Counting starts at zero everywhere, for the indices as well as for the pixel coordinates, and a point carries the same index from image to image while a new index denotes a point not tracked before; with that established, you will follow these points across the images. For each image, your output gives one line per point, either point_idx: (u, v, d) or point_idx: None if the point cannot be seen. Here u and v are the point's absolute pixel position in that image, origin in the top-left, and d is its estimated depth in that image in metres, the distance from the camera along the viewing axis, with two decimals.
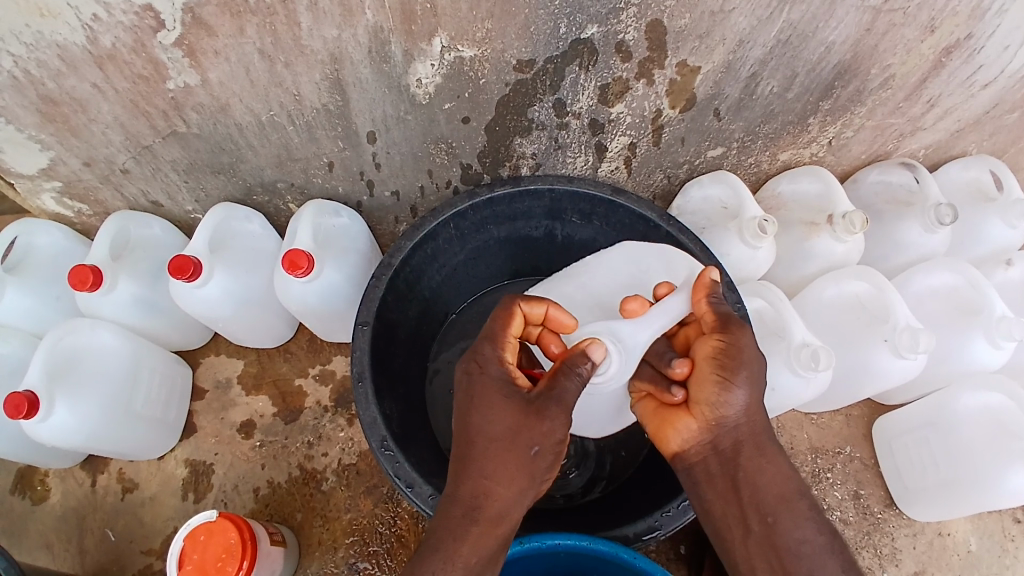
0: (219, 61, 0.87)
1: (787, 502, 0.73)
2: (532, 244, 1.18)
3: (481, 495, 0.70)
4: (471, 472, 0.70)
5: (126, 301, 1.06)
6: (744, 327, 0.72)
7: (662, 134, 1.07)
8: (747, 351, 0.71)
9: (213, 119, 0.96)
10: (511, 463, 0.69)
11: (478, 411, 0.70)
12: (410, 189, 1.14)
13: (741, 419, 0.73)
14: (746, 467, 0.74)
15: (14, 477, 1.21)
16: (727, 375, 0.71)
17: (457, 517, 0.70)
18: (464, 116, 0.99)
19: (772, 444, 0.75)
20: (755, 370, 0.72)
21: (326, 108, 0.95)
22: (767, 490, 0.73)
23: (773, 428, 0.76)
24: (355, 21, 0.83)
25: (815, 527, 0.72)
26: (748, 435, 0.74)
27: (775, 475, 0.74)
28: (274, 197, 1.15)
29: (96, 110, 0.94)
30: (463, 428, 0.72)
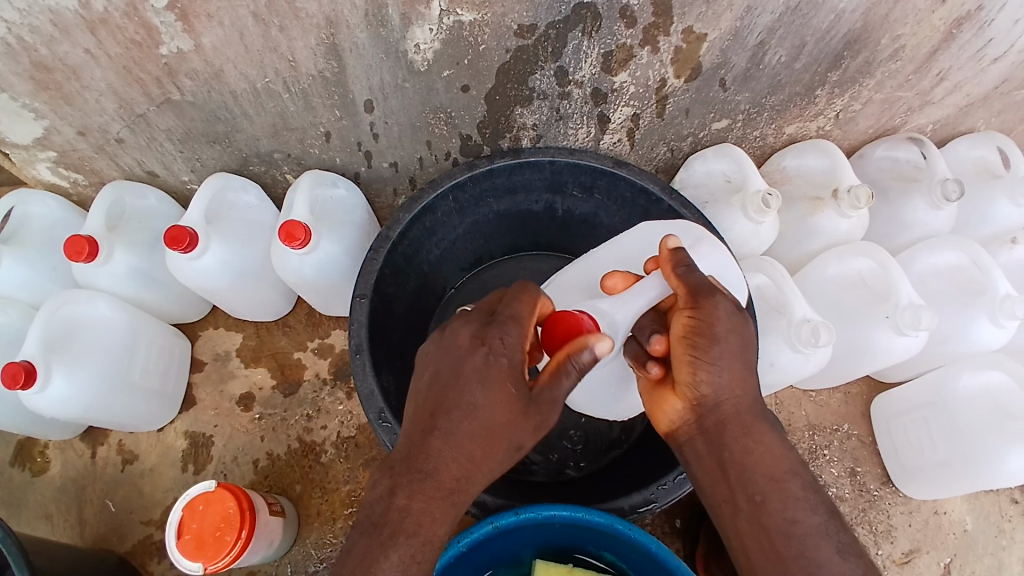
0: (212, 25, 0.84)
1: (777, 482, 0.70)
2: (533, 218, 1.17)
3: (461, 478, 0.66)
4: (448, 446, 0.65)
5: (122, 273, 1.05)
6: (719, 302, 0.68)
7: (666, 105, 1.05)
8: (718, 326, 0.67)
9: (208, 86, 0.94)
10: (489, 453, 0.67)
11: (476, 381, 0.65)
12: (408, 160, 1.12)
13: (722, 396, 0.70)
14: (732, 446, 0.71)
15: (13, 449, 1.22)
16: (698, 354, 0.68)
17: (434, 497, 0.65)
18: (464, 84, 0.97)
19: (760, 420, 0.72)
20: (726, 347, 0.68)
21: (322, 75, 0.93)
22: (756, 470, 0.70)
23: (762, 405, 0.72)
24: None
25: (809, 507, 0.69)
26: (731, 412, 0.70)
27: (764, 453, 0.71)
28: (270, 167, 1.13)
29: (89, 77, 0.92)
30: (454, 401, 0.65)
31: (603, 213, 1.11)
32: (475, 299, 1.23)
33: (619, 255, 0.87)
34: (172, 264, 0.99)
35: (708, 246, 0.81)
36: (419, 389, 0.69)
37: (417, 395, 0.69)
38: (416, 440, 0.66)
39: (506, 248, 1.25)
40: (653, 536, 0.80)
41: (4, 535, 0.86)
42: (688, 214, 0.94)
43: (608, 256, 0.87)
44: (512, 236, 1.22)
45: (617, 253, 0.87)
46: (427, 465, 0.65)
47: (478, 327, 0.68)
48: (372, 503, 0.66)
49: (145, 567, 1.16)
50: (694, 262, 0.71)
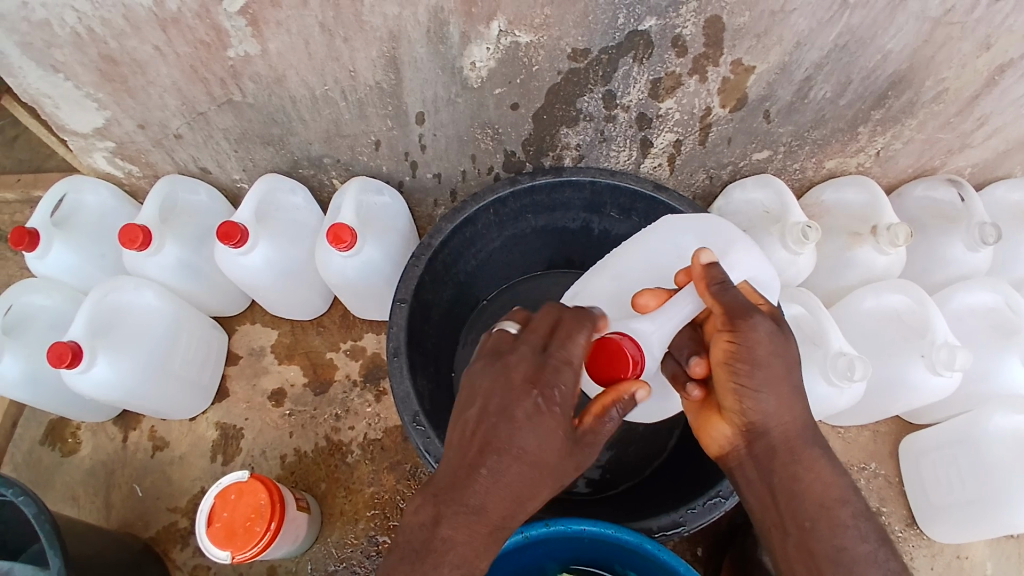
0: (280, 33, 0.87)
1: (827, 509, 0.70)
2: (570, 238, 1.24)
3: (507, 514, 0.64)
4: (498, 482, 0.63)
5: (170, 263, 1.08)
6: (758, 323, 0.68)
7: (709, 133, 1.07)
8: (757, 349, 0.68)
9: (269, 90, 0.97)
10: (536, 490, 0.65)
11: (528, 420, 0.64)
12: (452, 172, 1.17)
13: (770, 422, 0.70)
14: (781, 473, 0.71)
15: (45, 428, 1.27)
16: (741, 380, 0.69)
17: (480, 532, 0.63)
18: (514, 102, 1.01)
19: (813, 445, 0.72)
20: (766, 369, 0.68)
21: (379, 86, 0.96)
22: (806, 497, 0.71)
23: (813, 430, 0.73)
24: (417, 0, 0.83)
25: (859, 535, 0.69)
26: (782, 439, 0.71)
27: (815, 479, 0.71)
28: (319, 171, 1.17)
29: (155, 73, 0.95)
30: (507, 433, 0.64)
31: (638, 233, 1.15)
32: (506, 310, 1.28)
33: (645, 261, 0.89)
34: (218, 258, 1.02)
35: (737, 254, 0.84)
36: (463, 416, 0.67)
37: (462, 429, 0.66)
38: (463, 474, 0.64)
39: (540, 264, 1.30)
40: (682, 559, 0.80)
41: (41, 511, 0.87)
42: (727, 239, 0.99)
43: (634, 259, 0.89)
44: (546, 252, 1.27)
45: (643, 259, 0.89)
46: (478, 496, 0.63)
47: (533, 368, 0.66)
48: (412, 529, 0.65)
49: (167, 554, 1.17)
50: (728, 278, 0.71)
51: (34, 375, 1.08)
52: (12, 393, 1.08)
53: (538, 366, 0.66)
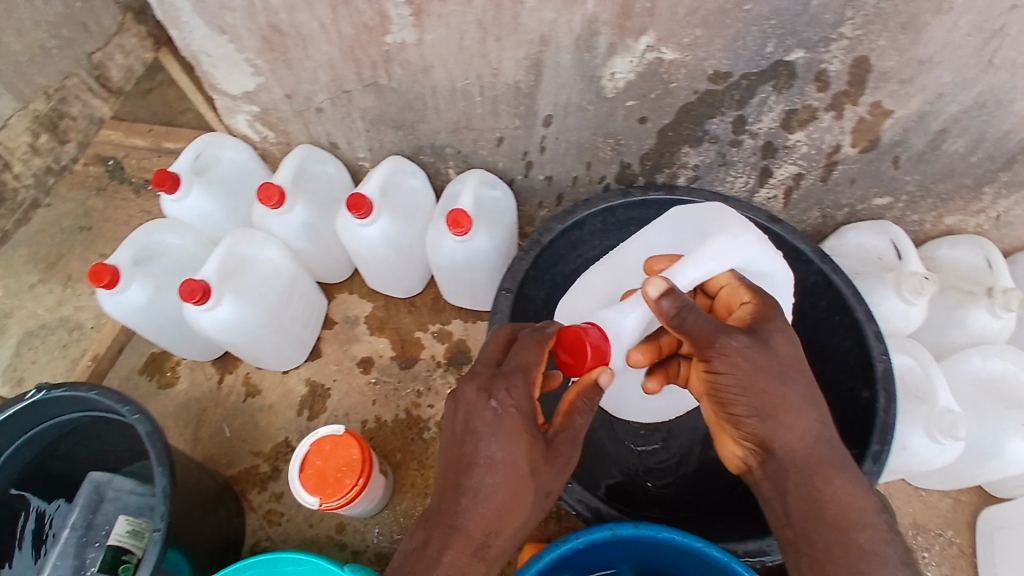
0: (439, 25, 0.92)
1: (846, 531, 0.71)
2: None
3: (490, 529, 0.70)
4: (477, 500, 0.70)
5: (296, 225, 1.16)
6: (727, 351, 0.69)
7: (832, 171, 1.08)
8: (734, 369, 0.70)
9: (414, 77, 1.03)
10: (520, 500, 0.71)
11: (491, 430, 0.70)
12: (563, 177, 1.21)
13: (782, 446, 0.72)
14: (795, 492, 0.73)
15: (147, 359, 1.36)
16: (734, 403, 0.72)
17: (465, 549, 0.70)
18: (642, 116, 1.03)
19: (828, 465, 0.73)
20: (755, 396, 0.71)
21: (517, 86, 1.01)
22: (825, 517, 0.72)
23: (831, 446, 0.73)
24: (575, 9, 0.86)
25: (884, 559, 0.70)
26: (800, 462, 0.73)
27: (837, 500, 0.72)
28: (438, 160, 1.24)
29: (315, 49, 1.01)
30: (475, 452, 0.70)
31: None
32: None
33: (638, 257, 0.93)
34: (342, 227, 1.13)
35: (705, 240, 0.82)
36: (443, 442, 0.75)
37: (445, 456, 0.74)
38: (449, 496, 0.71)
39: None
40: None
41: (152, 430, 0.89)
42: (837, 277, 1.04)
43: (626, 257, 0.93)
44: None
45: (637, 254, 0.93)
46: (460, 518, 0.70)
47: (485, 380, 0.73)
48: (407, 554, 0.71)
49: (245, 494, 1.23)
50: (688, 301, 0.71)
51: (156, 309, 1.13)
52: (132, 322, 1.13)
53: (491, 376, 0.73)
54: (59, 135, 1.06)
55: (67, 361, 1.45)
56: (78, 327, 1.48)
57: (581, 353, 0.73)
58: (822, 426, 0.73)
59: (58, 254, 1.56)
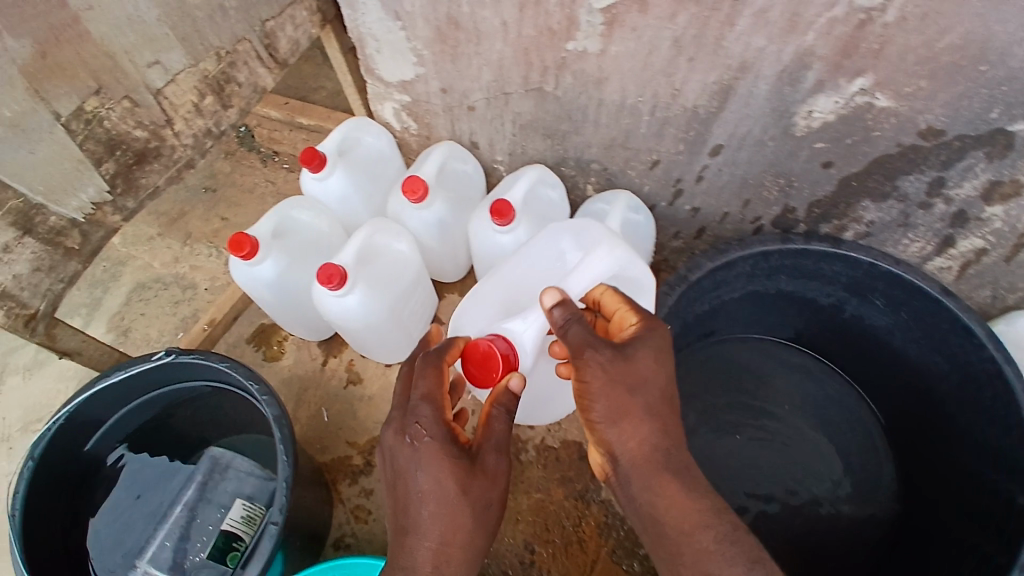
0: (630, 36, 0.87)
1: (688, 535, 0.71)
2: (812, 309, 1.22)
3: (439, 561, 0.72)
4: (420, 538, 0.73)
5: (430, 220, 1.14)
6: (590, 363, 0.73)
7: (1022, 252, 0.95)
8: (597, 382, 0.73)
9: (583, 89, 0.99)
10: (464, 528, 0.73)
11: (415, 466, 0.74)
12: (713, 211, 1.14)
13: (619, 448, 0.74)
14: (647, 498, 0.73)
15: (256, 329, 1.37)
16: (589, 412, 0.74)
17: None
18: (827, 159, 0.95)
19: (666, 462, 0.73)
20: (625, 405, 0.73)
21: (694, 110, 0.95)
22: (669, 519, 0.72)
23: (671, 450, 0.73)
24: (791, 39, 0.80)
25: (726, 559, 0.69)
26: (641, 464, 0.73)
27: (674, 496, 0.72)
28: (579, 174, 1.19)
29: (487, 46, 0.98)
30: (407, 491, 0.74)
31: (899, 332, 1.14)
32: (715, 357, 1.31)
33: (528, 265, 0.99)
34: (475, 230, 1.12)
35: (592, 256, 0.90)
36: (385, 482, 0.79)
37: (393, 501, 0.77)
38: (401, 540, 0.74)
39: (764, 327, 1.31)
40: None
41: (280, 414, 0.88)
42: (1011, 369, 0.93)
43: (517, 265, 0.99)
44: (782, 322, 1.29)
45: (526, 264, 0.99)
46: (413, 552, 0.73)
47: (401, 424, 0.77)
48: None
49: (335, 484, 1.22)
50: (572, 314, 0.76)
51: (284, 286, 1.12)
52: (258, 295, 1.13)
53: (405, 417, 0.77)
54: (223, 99, 1.05)
55: (175, 318, 1.48)
56: (191, 286, 1.51)
57: (490, 365, 0.83)
58: (660, 435, 0.73)
59: (181, 211, 1.60)
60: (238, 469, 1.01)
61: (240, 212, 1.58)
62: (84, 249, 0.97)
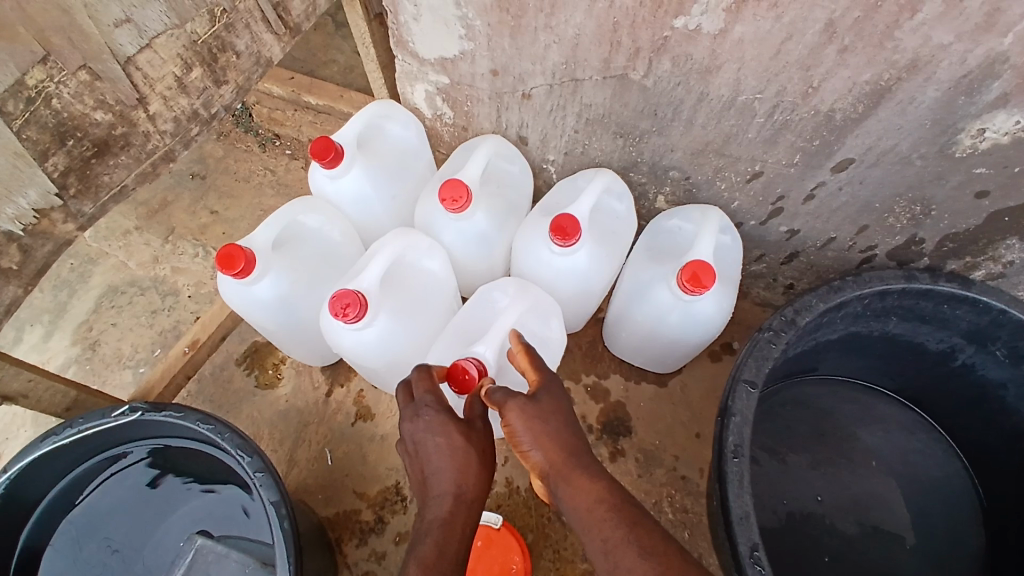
0: (765, 17, 0.66)
1: (592, 515, 0.57)
2: (914, 355, 1.03)
3: (460, 482, 0.62)
4: (438, 458, 0.62)
5: (470, 233, 0.92)
6: (507, 402, 0.63)
7: None
8: (511, 421, 0.63)
9: (682, 79, 0.78)
10: (474, 463, 0.63)
11: (420, 424, 0.64)
12: (814, 235, 0.94)
13: (535, 448, 0.62)
14: (562, 498, 0.60)
15: (249, 349, 1.15)
16: (512, 437, 0.63)
17: (456, 523, 0.59)
18: (982, 189, 0.77)
19: (577, 461, 0.61)
20: (552, 431, 0.62)
21: (829, 114, 0.74)
22: (576, 509, 0.58)
23: (578, 444, 0.62)
24: (984, 39, 0.61)
25: (616, 526, 0.55)
26: (549, 463, 0.61)
27: (582, 484, 0.59)
28: (651, 182, 0.98)
29: (564, 18, 0.77)
30: (410, 452, 0.66)
31: (1015, 388, 0.94)
32: (787, 406, 1.11)
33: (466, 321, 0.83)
34: (524, 248, 0.90)
35: (522, 290, 0.82)
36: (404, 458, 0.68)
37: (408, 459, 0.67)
38: (422, 487, 0.63)
39: (844, 370, 1.13)
40: None
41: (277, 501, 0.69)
42: None
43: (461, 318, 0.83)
44: (867, 364, 1.09)
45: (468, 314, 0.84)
46: (426, 511, 0.61)
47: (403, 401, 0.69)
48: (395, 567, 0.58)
49: (339, 544, 1.01)
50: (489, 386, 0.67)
51: (286, 308, 0.90)
52: (253, 317, 0.90)
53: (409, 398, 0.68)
54: (215, 72, 0.82)
55: (154, 331, 1.27)
56: (173, 293, 1.30)
57: (470, 377, 0.68)
58: (569, 428, 0.63)
59: (162, 201, 1.36)
60: (226, 567, 0.86)
61: (232, 205, 1.35)
62: (26, 268, 0.73)
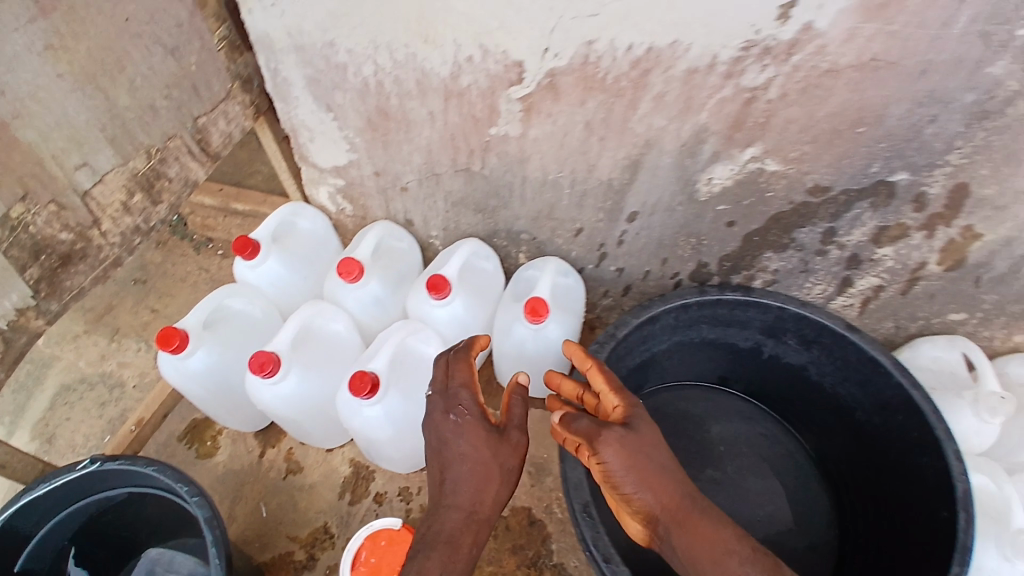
0: (546, 122, 0.96)
1: (715, 561, 0.71)
2: (737, 355, 1.29)
3: (477, 500, 0.78)
4: (462, 480, 0.78)
5: (367, 299, 1.15)
6: (609, 441, 0.75)
7: (913, 287, 1.08)
8: (619, 463, 0.75)
9: (508, 167, 1.07)
10: (494, 477, 0.79)
11: (455, 435, 0.80)
12: (635, 270, 1.22)
13: (642, 490, 0.75)
14: (676, 542, 0.73)
15: (187, 426, 1.32)
16: (613, 476, 0.76)
17: (472, 528, 0.76)
18: (730, 220, 1.04)
19: (686, 506, 0.74)
20: (653, 472, 0.76)
21: (609, 183, 1.03)
22: (698, 555, 0.71)
23: (681, 486, 0.76)
24: (688, 118, 0.88)
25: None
26: (663, 508, 0.74)
27: (700, 530, 0.72)
28: (511, 244, 1.26)
29: (416, 133, 1.06)
30: (438, 459, 0.80)
31: (813, 367, 1.20)
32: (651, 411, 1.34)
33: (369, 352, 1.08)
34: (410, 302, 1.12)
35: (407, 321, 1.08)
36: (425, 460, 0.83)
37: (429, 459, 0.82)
38: (441, 489, 0.79)
39: (691, 375, 1.38)
40: None
41: (213, 515, 0.85)
42: (918, 394, 1.00)
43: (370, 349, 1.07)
44: (710, 366, 1.34)
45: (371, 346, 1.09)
46: (441, 515, 0.77)
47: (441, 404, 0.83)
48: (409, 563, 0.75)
49: None
50: (577, 415, 0.80)
51: (218, 377, 1.10)
52: (189, 387, 1.09)
53: (445, 399, 0.83)
54: (152, 195, 1.06)
55: (103, 422, 1.42)
56: (119, 385, 1.45)
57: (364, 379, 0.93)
58: (670, 466, 0.77)
59: (108, 305, 1.55)
60: None
61: (171, 303, 1.54)
62: (7, 356, 0.92)
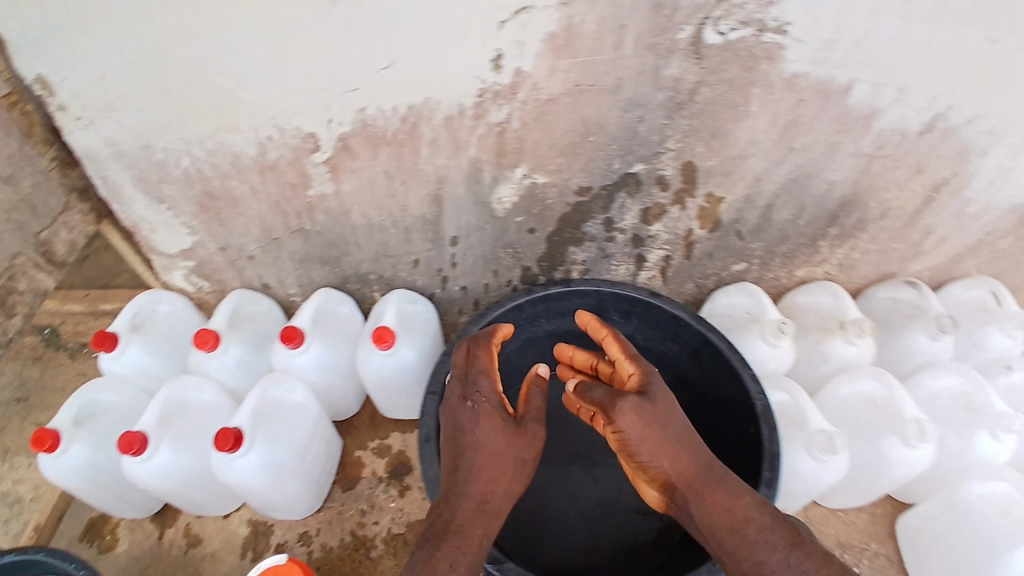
0: (353, 177, 1.12)
1: (739, 531, 0.81)
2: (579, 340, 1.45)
3: (488, 491, 0.88)
4: (477, 469, 0.88)
5: (232, 363, 1.25)
6: (625, 411, 0.82)
7: (691, 249, 1.29)
8: (633, 433, 0.83)
9: (336, 221, 1.21)
10: (506, 467, 0.89)
11: (474, 425, 0.89)
12: (476, 285, 1.38)
13: (659, 461, 0.85)
14: (696, 508, 0.84)
15: (84, 526, 1.34)
16: (630, 447, 0.85)
17: (483, 515, 0.87)
18: (530, 228, 1.23)
19: (710, 479, 0.85)
20: (672, 444, 0.84)
21: (424, 217, 1.20)
22: (717, 520, 0.82)
23: (706, 458, 0.86)
24: (461, 154, 1.09)
25: (771, 544, 0.80)
26: (687, 481, 0.85)
27: (725, 502, 0.83)
28: (364, 286, 1.38)
29: (245, 207, 1.18)
30: (455, 450, 0.90)
31: (641, 335, 1.36)
32: None
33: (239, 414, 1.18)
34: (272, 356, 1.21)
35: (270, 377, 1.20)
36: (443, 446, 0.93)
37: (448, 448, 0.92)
38: (454, 476, 0.89)
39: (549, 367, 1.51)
40: None
41: None
42: (713, 335, 1.18)
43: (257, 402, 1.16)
44: None
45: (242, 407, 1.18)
46: (458, 501, 0.87)
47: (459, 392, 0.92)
48: (420, 547, 0.84)
49: None
50: (590, 386, 0.87)
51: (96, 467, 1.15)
52: (69, 483, 1.14)
53: (463, 389, 0.91)
54: None
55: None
56: (17, 500, 1.44)
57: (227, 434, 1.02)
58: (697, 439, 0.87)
59: None
60: None
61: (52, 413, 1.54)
62: None
